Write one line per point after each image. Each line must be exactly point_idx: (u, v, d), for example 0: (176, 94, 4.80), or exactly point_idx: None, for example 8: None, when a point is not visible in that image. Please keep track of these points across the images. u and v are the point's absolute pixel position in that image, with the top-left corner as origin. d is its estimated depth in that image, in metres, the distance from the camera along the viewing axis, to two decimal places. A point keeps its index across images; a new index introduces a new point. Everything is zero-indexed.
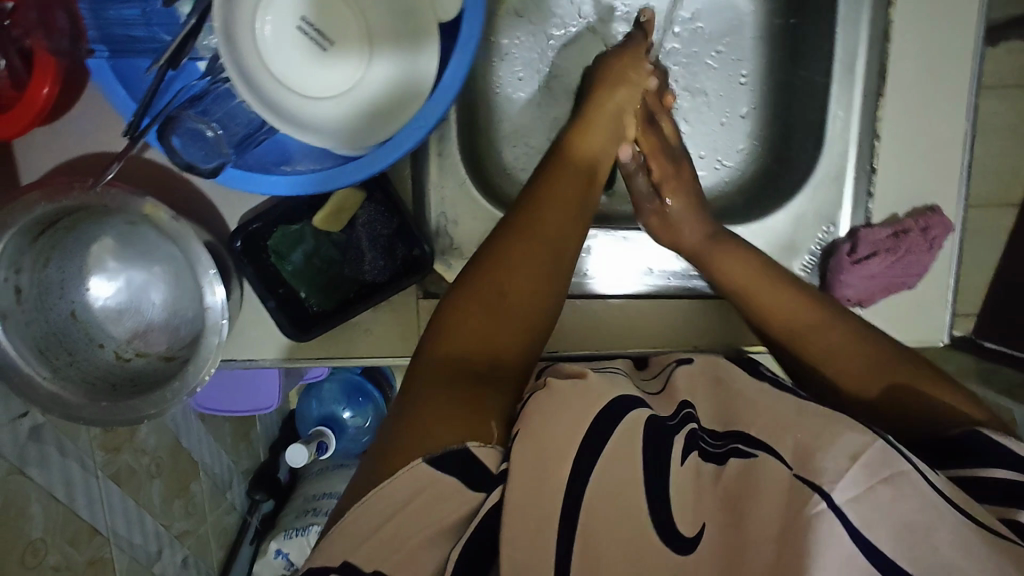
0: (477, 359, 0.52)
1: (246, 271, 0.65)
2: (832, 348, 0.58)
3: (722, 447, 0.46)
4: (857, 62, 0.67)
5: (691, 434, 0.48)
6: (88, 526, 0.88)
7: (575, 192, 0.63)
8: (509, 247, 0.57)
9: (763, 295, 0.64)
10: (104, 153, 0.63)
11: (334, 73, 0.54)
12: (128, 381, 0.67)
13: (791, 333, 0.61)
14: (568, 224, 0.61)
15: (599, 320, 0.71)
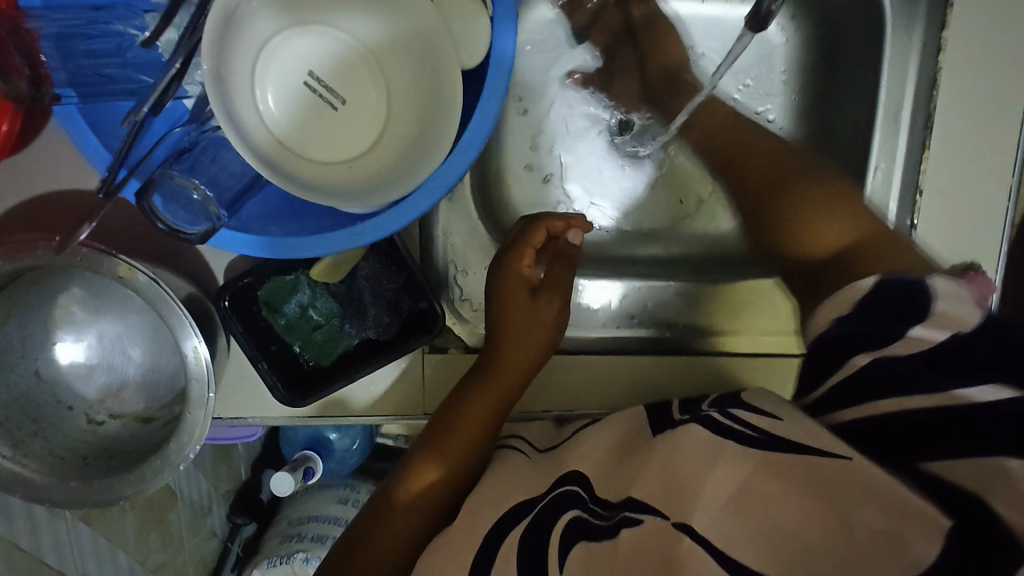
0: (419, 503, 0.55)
1: (234, 328, 0.58)
2: (803, 201, 0.63)
3: (612, 518, 0.45)
4: (900, 111, 0.64)
5: (568, 520, 0.46)
6: (54, 572, 0.81)
7: (508, 389, 0.59)
8: (430, 453, 0.56)
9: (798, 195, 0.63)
10: (65, 194, 0.53)
11: (342, 136, 0.48)
12: (100, 451, 0.60)
13: (814, 233, 0.61)
14: (494, 425, 0.58)
15: (607, 372, 0.64)
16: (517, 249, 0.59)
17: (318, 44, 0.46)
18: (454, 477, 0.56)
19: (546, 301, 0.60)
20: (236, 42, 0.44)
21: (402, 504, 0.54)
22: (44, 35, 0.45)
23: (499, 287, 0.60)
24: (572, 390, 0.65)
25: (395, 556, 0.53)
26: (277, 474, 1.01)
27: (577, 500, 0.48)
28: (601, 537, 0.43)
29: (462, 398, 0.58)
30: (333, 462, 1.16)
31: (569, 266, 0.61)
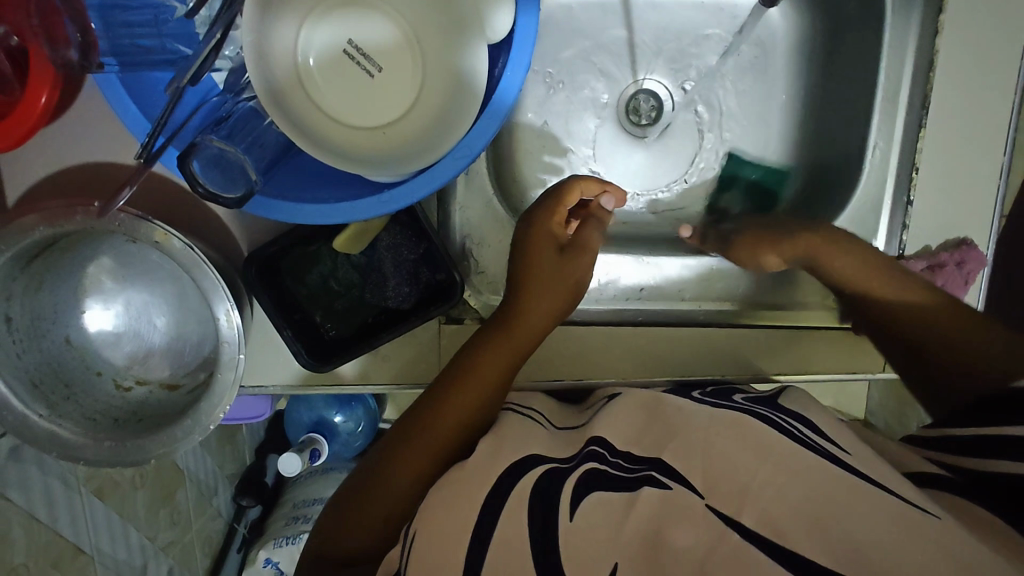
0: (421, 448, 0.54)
1: (260, 296, 0.60)
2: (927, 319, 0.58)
3: (635, 473, 0.47)
4: (899, 92, 0.66)
5: (587, 471, 0.47)
6: (71, 545, 0.83)
7: (524, 343, 0.59)
8: (438, 402, 0.56)
9: (908, 315, 0.59)
10: (99, 164, 0.55)
11: (375, 102, 0.50)
12: (129, 415, 0.62)
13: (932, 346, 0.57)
14: (503, 380, 0.58)
15: (616, 346, 0.68)
16: (549, 204, 0.62)
17: (359, 16, 0.49)
18: (462, 428, 0.55)
19: (574, 259, 0.61)
20: (281, 14, 0.47)
21: (410, 449, 0.54)
22: (91, 6, 0.49)
23: (528, 244, 0.61)
24: (576, 360, 0.68)
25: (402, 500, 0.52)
26: (286, 455, 1.03)
27: (597, 456, 0.49)
28: (620, 489, 0.46)
29: (476, 350, 0.59)
30: (338, 445, 1.16)
31: (597, 227, 0.63)
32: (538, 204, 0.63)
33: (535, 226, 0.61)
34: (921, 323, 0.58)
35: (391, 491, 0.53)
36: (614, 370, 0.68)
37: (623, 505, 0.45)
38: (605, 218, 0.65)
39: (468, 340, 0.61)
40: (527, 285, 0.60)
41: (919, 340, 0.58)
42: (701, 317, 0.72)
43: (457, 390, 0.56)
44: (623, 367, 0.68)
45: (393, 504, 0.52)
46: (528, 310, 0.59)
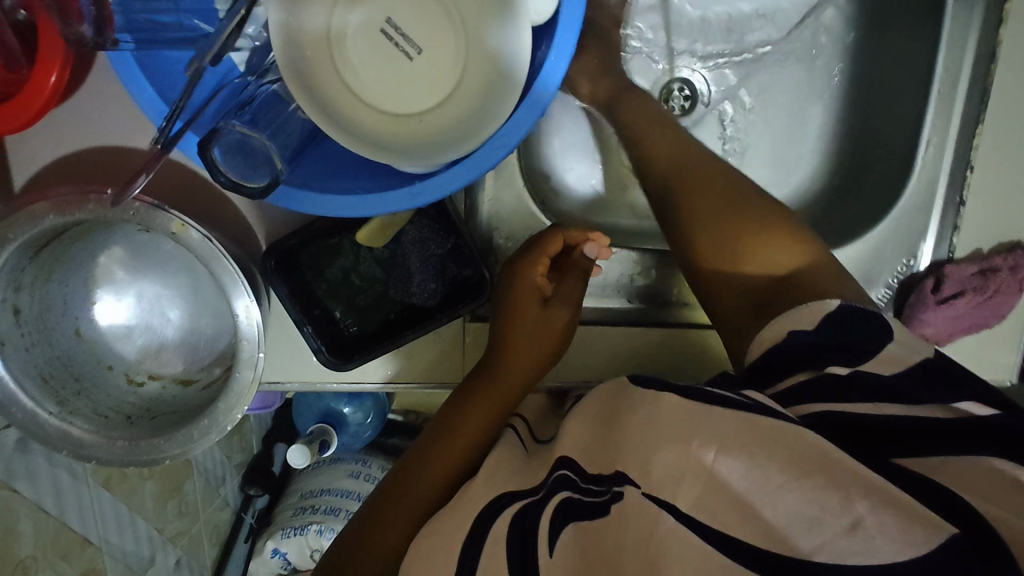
0: (406, 503, 0.52)
1: (280, 290, 0.57)
2: (709, 204, 0.57)
3: (604, 493, 0.42)
4: (958, 84, 0.62)
5: (558, 504, 0.43)
6: (78, 538, 0.81)
7: (509, 396, 0.57)
8: (426, 456, 0.54)
9: (700, 202, 0.57)
10: (109, 147, 0.52)
11: (412, 89, 0.46)
12: (143, 412, 0.59)
13: (712, 235, 0.56)
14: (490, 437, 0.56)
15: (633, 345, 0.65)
16: (535, 255, 0.59)
17: None
18: (451, 485, 0.53)
19: (555, 312, 0.60)
20: None
21: (395, 512, 0.52)
22: None
23: (511, 296, 0.59)
24: (585, 360, 0.65)
25: (385, 565, 0.50)
26: (295, 447, 1.00)
27: (567, 484, 0.45)
28: (592, 515, 0.42)
29: (464, 404, 0.56)
30: (346, 435, 1.14)
31: (581, 277, 0.61)
32: (521, 253, 0.60)
33: (519, 277, 0.59)
34: (716, 187, 0.58)
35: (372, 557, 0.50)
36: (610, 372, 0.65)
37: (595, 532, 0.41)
38: (589, 268, 0.62)
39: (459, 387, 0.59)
40: (513, 336, 0.58)
41: (698, 233, 0.56)
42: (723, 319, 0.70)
43: (445, 442, 0.54)
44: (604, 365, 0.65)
45: (374, 568, 0.50)
46: (518, 361, 0.58)
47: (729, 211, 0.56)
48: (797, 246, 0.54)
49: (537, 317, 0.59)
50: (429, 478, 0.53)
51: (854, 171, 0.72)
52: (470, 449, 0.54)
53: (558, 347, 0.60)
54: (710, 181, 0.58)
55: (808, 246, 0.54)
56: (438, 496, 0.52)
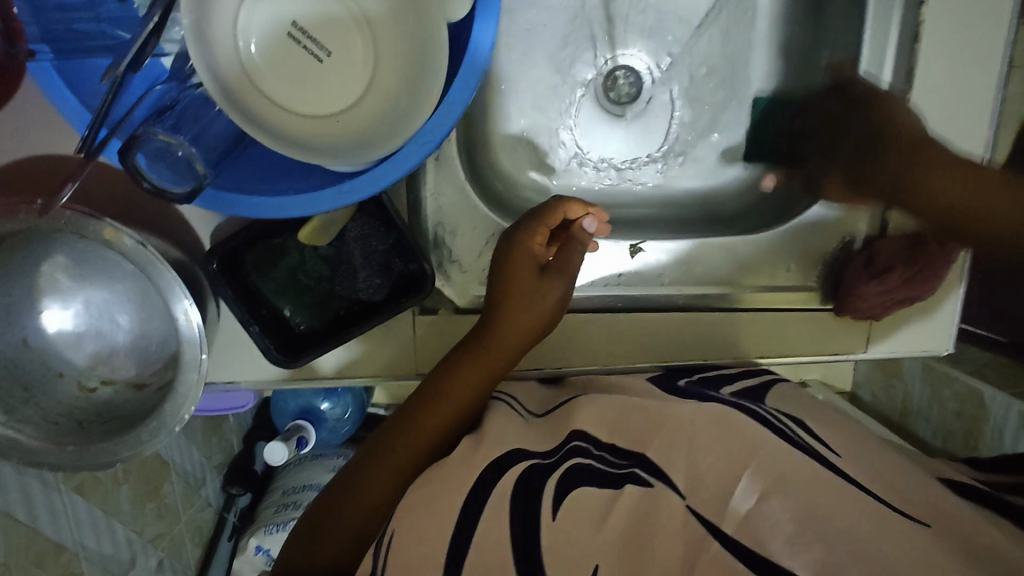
0: (391, 460, 0.53)
1: (224, 291, 0.58)
2: (939, 160, 0.58)
3: (621, 468, 0.48)
4: (884, 65, 0.65)
5: (573, 468, 0.47)
6: (53, 542, 0.81)
7: (498, 367, 0.58)
8: (410, 416, 0.56)
9: (939, 157, 0.59)
10: (44, 158, 0.52)
11: (327, 90, 0.47)
12: (94, 416, 0.60)
13: (953, 199, 0.58)
14: (477, 407, 0.57)
15: (582, 331, 0.66)
16: (534, 224, 0.62)
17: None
18: (434, 447, 0.54)
19: (551, 281, 0.61)
20: None
21: (382, 467, 0.54)
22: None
23: (507, 264, 0.61)
24: (552, 352, 0.67)
25: (368, 515, 0.51)
26: (273, 443, 1.01)
27: (583, 451, 0.49)
28: (609, 484, 0.46)
29: (453, 368, 0.58)
30: (325, 432, 1.15)
31: (579, 253, 0.63)
32: (522, 223, 0.62)
33: (517, 245, 0.61)
34: (936, 187, 0.58)
35: (357, 507, 0.52)
36: (561, 360, 0.67)
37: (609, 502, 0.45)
38: (588, 242, 0.64)
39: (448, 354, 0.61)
40: (506, 301, 0.59)
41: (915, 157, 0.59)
42: (679, 303, 0.69)
43: (432, 399, 0.56)
44: (607, 356, 0.67)
45: (358, 524, 0.51)
46: (510, 325, 0.59)
47: (969, 175, 0.57)
48: None
49: (529, 283, 0.60)
50: (412, 436, 0.54)
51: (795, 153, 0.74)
52: (456, 409, 0.56)
53: (553, 316, 0.61)
54: (950, 177, 0.58)
55: None
56: (420, 453, 0.54)
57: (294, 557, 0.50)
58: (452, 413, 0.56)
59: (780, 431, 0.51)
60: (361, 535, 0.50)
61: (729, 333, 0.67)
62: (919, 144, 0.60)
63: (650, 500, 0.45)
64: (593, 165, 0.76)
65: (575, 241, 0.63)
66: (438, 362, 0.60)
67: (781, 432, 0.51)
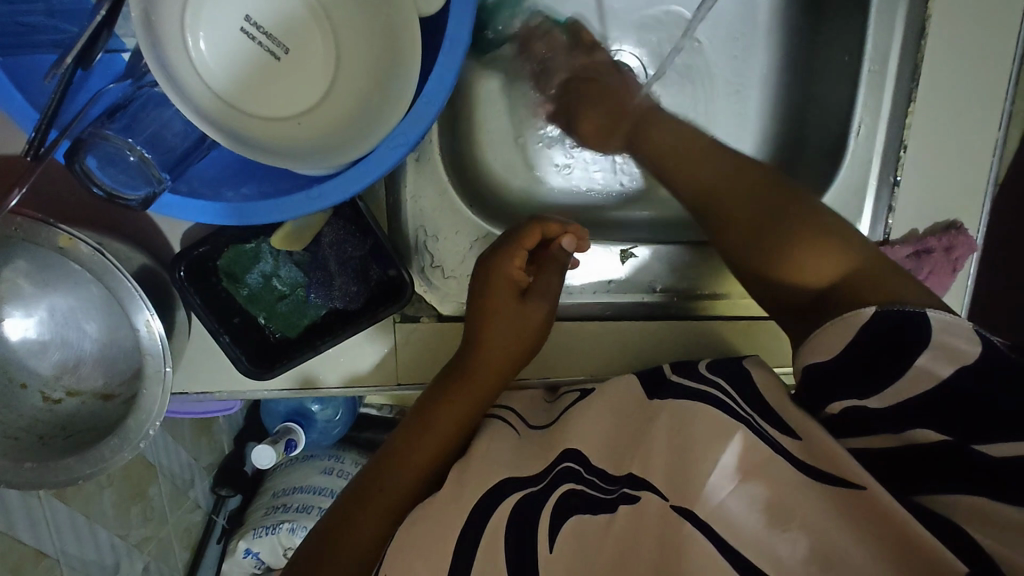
0: (380, 498, 0.52)
1: (191, 298, 0.55)
2: (729, 187, 0.59)
3: (612, 492, 0.45)
4: (888, 61, 0.61)
5: (564, 494, 0.46)
6: (31, 551, 0.79)
7: (480, 399, 0.57)
8: (398, 450, 0.55)
9: (735, 181, 0.59)
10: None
11: (288, 89, 0.44)
12: (59, 430, 0.58)
13: (740, 209, 0.58)
14: (461, 440, 0.56)
15: (569, 341, 0.65)
16: (511, 249, 0.58)
17: None
18: (422, 481, 0.53)
19: (532, 305, 0.59)
20: None
21: (370, 506, 0.52)
22: None
23: (487, 290, 0.59)
24: (540, 361, 0.65)
25: (356, 566, 0.50)
26: (258, 447, 0.98)
27: (573, 476, 0.47)
28: (597, 511, 0.44)
29: (440, 398, 0.57)
30: (316, 432, 1.13)
31: (559, 274, 0.61)
32: (498, 246, 0.59)
33: (494, 271, 0.58)
34: (728, 192, 0.59)
35: (344, 558, 0.50)
36: (549, 369, 0.65)
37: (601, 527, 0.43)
38: (566, 261, 0.61)
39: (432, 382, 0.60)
40: (490, 328, 0.58)
41: (719, 191, 0.59)
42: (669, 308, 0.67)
43: (419, 432, 0.55)
44: (594, 364, 0.65)
45: (349, 568, 0.49)
46: (495, 353, 0.58)
47: (757, 188, 0.58)
48: (841, 246, 0.53)
49: (512, 309, 0.58)
50: (402, 473, 0.53)
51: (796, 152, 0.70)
52: (445, 442, 0.55)
53: (538, 341, 0.60)
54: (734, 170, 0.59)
55: (849, 241, 0.54)
56: (409, 490, 0.53)
57: None
58: (442, 446, 0.55)
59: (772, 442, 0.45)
60: None
61: (724, 338, 0.65)
62: (743, 170, 0.59)
63: (636, 518, 0.43)
64: (564, 161, 0.72)
65: (555, 262, 0.60)
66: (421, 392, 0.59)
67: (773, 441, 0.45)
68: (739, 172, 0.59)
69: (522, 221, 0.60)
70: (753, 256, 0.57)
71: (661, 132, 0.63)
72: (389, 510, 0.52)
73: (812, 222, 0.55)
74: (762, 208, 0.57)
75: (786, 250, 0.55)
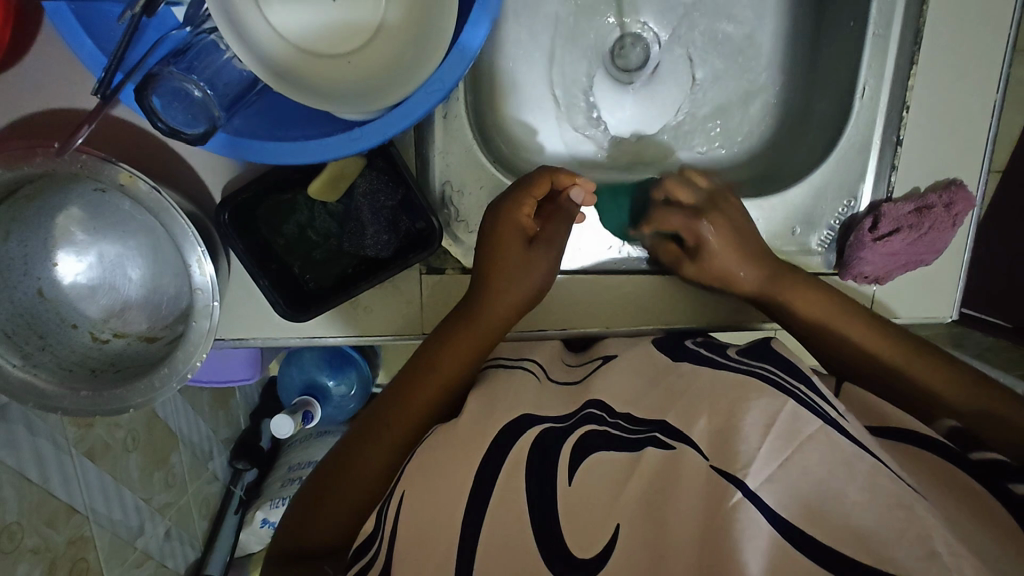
0: (388, 433, 0.56)
1: (235, 244, 0.59)
2: (842, 322, 0.62)
3: (639, 434, 0.47)
4: (892, 25, 0.63)
5: (584, 435, 0.48)
6: (64, 505, 0.79)
7: (488, 338, 0.61)
8: (407, 389, 0.58)
9: (832, 323, 0.62)
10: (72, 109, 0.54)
11: (338, 32, 0.48)
12: (108, 366, 0.61)
13: (866, 351, 0.61)
14: (469, 375, 0.60)
15: (586, 292, 0.68)
16: (520, 197, 0.61)
17: None
18: (428, 417, 0.57)
19: (539, 252, 0.63)
20: None
21: (379, 439, 0.56)
22: None
23: (497, 235, 0.61)
24: (558, 313, 0.69)
25: (373, 488, 0.54)
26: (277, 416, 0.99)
27: (596, 420, 0.49)
28: (620, 449, 0.46)
29: (446, 341, 0.60)
30: (331, 408, 1.12)
31: (564, 223, 0.64)
32: (508, 194, 0.62)
33: (506, 216, 0.61)
34: (844, 339, 0.62)
35: (360, 477, 0.54)
36: (567, 321, 0.69)
37: (626, 466, 0.44)
38: (574, 213, 0.64)
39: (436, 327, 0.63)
40: (497, 273, 0.61)
41: (832, 335, 0.62)
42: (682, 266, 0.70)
43: (426, 372, 0.59)
44: (610, 316, 0.69)
45: (360, 495, 0.54)
46: (503, 299, 0.61)
47: (869, 330, 0.61)
48: (949, 374, 0.58)
49: (519, 255, 0.61)
50: (409, 409, 0.57)
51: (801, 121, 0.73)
52: (450, 381, 0.59)
53: (541, 290, 0.63)
54: (854, 322, 0.62)
55: (949, 368, 0.59)
56: (416, 424, 0.57)
57: (301, 526, 0.53)
58: (447, 385, 0.58)
59: (792, 394, 0.47)
60: (362, 508, 0.53)
61: (728, 293, 0.70)
62: (846, 309, 0.63)
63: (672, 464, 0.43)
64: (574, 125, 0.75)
65: (561, 215, 0.64)
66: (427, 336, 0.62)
67: (790, 394, 0.47)
68: (850, 313, 0.63)
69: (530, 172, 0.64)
70: (881, 361, 0.60)
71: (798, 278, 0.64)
72: (395, 442, 0.56)
73: (933, 362, 0.59)
74: (906, 357, 0.59)
75: (906, 382, 0.59)
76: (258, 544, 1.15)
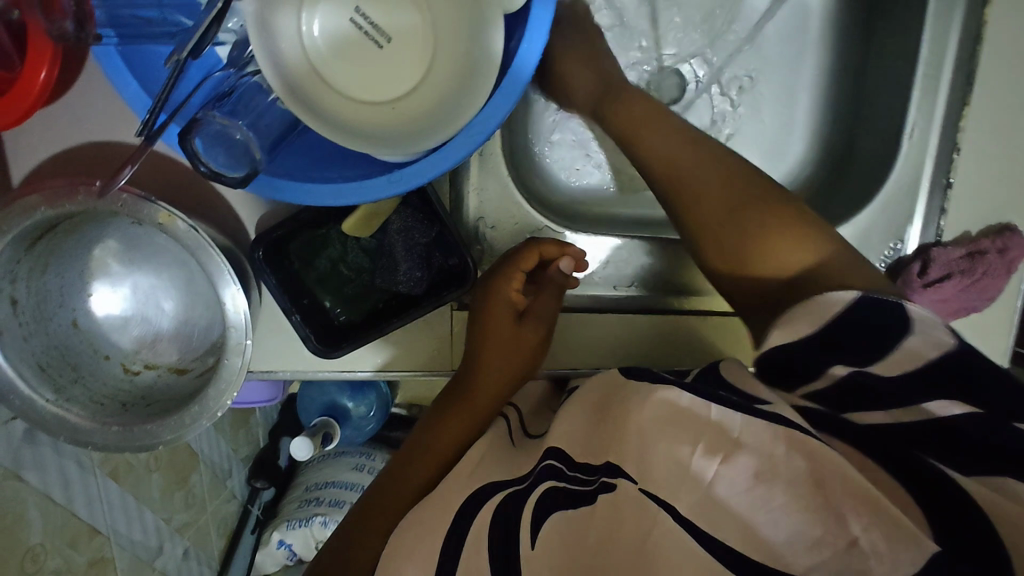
0: (381, 512, 0.55)
1: (267, 280, 0.58)
2: (724, 187, 0.57)
3: (592, 481, 0.43)
4: (943, 68, 0.62)
5: (545, 492, 0.45)
6: (86, 527, 0.79)
7: (486, 407, 0.61)
8: (401, 466, 0.58)
9: (707, 177, 0.57)
10: (114, 144, 0.55)
11: (383, 78, 0.48)
12: (138, 399, 0.61)
13: (709, 218, 0.56)
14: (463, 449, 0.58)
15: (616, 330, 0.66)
16: (508, 271, 0.63)
17: None
18: (418, 493, 0.56)
19: (527, 326, 0.63)
20: None
21: (370, 517, 0.55)
22: None
23: (485, 310, 0.63)
24: (588, 351, 0.66)
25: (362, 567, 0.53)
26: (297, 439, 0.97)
27: (555, 472, 0.46)
28: (579, 504, 0.42)
29: (442, 417, 0.60)
30: (349, 430, 1.11)
31: (555, 295, 0.64)
32: (497, 270, 0.64)
33: (492, 293, 0.63)
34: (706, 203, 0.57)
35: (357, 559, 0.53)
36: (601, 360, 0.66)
37: None
38: (565, 283, 0.64)
39: (436, 404, 0.63)
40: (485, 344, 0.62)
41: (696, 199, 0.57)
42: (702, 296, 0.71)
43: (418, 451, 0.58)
44: (643, 351, 0.67)
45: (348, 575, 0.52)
46: (493, 373, 0.62)
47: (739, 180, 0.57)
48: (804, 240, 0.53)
49: (506, 328, 0.62)
50: (398, 487, 0.56)
51: (845, 157, 0.71)
52: (440, 460, 0.57)
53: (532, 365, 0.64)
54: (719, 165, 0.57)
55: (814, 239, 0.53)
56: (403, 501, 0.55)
57: None
58: (435, 465, 0.57)
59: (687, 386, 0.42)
60: None
61: None
62: (718, 156, 0.58)
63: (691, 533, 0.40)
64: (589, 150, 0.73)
65: (551, 290, 0.64)
66: (425, 414, 0.63)
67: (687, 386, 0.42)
68: (735, 171, 0.57)
69: (518, 245, 0.65)
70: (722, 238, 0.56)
71: (634, 103, 0.61)
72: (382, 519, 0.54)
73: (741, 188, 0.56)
74: (755, 194, 0.56)
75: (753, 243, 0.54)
76: (274, 565, 1.13)
